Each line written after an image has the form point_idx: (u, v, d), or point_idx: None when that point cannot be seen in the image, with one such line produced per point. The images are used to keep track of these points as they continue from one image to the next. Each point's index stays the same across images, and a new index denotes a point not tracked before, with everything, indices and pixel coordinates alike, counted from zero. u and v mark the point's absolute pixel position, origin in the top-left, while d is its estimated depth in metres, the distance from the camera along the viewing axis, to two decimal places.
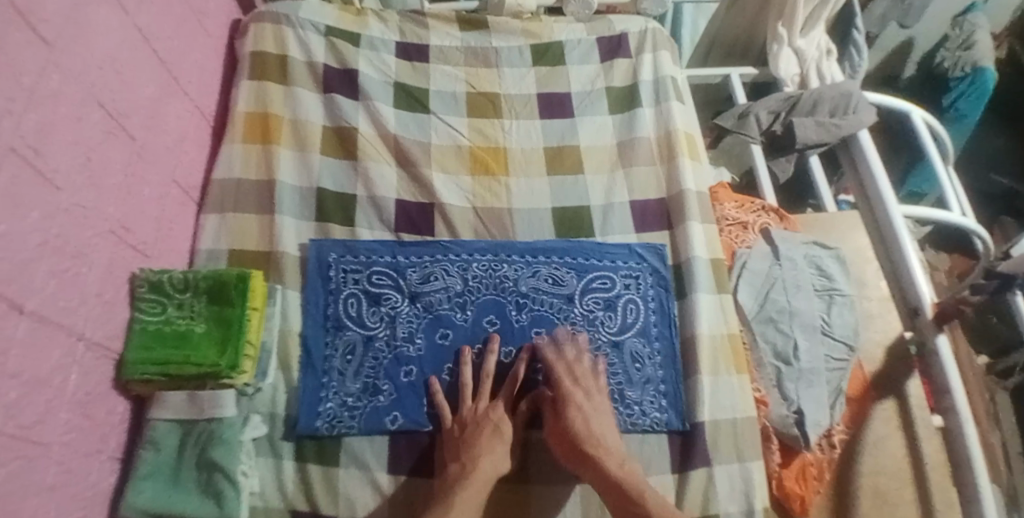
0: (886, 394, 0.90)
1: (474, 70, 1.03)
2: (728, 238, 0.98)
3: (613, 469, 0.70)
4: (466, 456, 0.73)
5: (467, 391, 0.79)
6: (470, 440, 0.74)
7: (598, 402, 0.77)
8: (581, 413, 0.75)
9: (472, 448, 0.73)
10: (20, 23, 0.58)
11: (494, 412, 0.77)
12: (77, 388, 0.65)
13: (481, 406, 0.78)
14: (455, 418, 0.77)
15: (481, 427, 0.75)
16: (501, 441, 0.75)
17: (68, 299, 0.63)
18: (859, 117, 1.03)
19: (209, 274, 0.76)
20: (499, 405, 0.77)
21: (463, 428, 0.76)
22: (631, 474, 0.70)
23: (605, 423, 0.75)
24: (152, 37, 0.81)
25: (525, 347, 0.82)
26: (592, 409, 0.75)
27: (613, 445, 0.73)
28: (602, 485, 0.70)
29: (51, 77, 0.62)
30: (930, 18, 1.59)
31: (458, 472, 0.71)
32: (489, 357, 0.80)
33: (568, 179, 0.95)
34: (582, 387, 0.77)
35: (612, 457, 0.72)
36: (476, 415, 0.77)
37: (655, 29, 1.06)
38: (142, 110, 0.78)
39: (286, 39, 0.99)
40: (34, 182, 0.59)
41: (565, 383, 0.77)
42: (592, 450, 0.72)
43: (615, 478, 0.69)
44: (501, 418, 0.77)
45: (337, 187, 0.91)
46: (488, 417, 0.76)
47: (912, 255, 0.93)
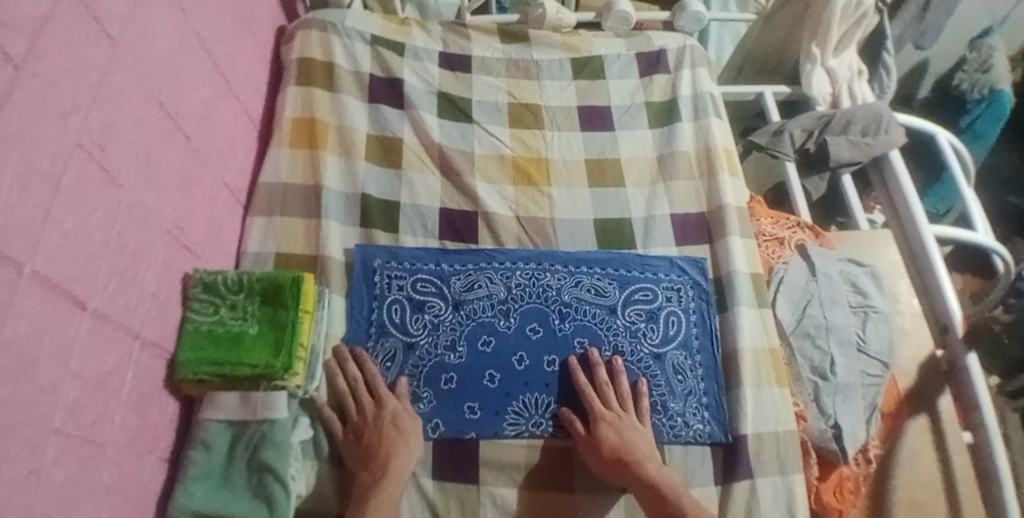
0: (919, 411, 0.91)
1: (515, 81, 1.06)
2: (765, 254, 1.00)
3: (651, 472, 0.73)
4: (374, 463, 0.72)
5: (351, 395, 0.78)
6: (370, 446, 0.73)
7: (626, 415, 0.78)
8: (612, 427, 0.76)
9: (377, 454, 0.72)
10: (87, 19, 0.58)
11: (386, 410, 0.76)
12: (132, 388, 0.65)
13: (368, 408, 0.76)
14: (348, 426, 0.76)
15: (376, 429, 0.74)
16: (401, 438, 0.74)
17: (127, 298, 0.64)
18: (890, 138, 1.05)
19: (262, 277, 0.76)
20: (385, 403, 0.76)
21: (360, 435, 0.75)
22: (669, 477, 0.73)
23: (638, 433, 0.77)
24: (207, 40, 0.82)
25: (569, 360, 0.83)
26: (623, 422, 0.77)
27: (646, 449, 0.75)
28: (640, 488, 0.72)
29: (116, 74, 0.62)
30: (945, 39, 1.57)
31: (369, 479, 0.71)
32: (349, 364, 0.79)
33: (609, 191, 0.97)
34: (611, 407, 0.78)
35: (649, 462, 0.74)
36: (367, 418, 0.76)
37: (693, 46, 1.10)
38: (196, 112, 0.79)
39: (333, 46, 1.01)
40: (100, 179, 0.59)
41: (596, 405, 0.78)
42: (627, 459, 0.74)
43: (652, 482, 0.72)
44: (394, 411, 0.76)
45: (381, 194, 0.93)
46: (380, 416, 0.75)
47: (942, 273, 0.95)
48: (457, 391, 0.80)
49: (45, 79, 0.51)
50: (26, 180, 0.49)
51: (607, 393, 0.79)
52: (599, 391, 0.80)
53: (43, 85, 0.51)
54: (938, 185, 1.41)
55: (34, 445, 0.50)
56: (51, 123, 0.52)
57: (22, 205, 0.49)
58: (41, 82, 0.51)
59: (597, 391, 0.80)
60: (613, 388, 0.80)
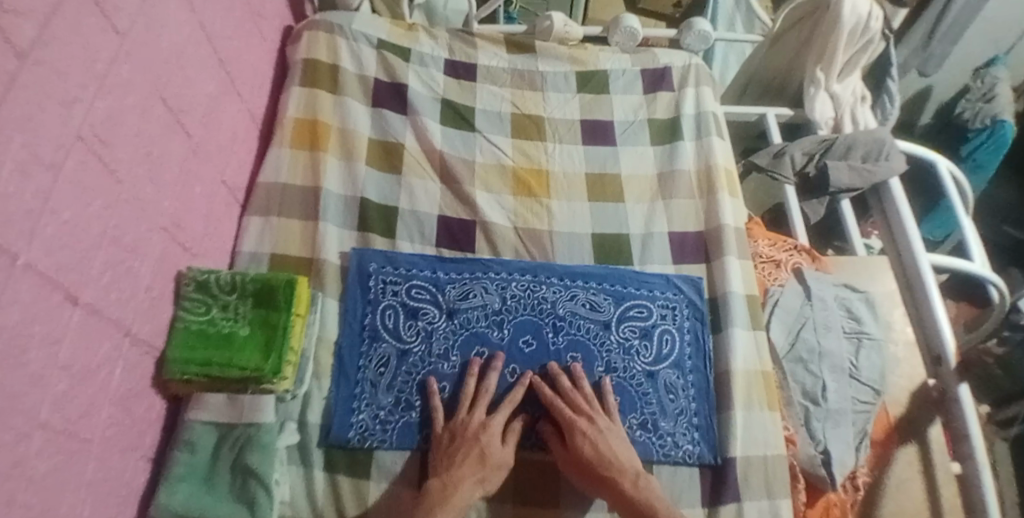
0: (909, 438, 0.91)
1: (520, 91, 1.06)
2: (761, 275, 1.00)
3: (628, 487, 0.71)
4: (446, 474, 0.71)
5: (464, 402, 0.78)
6: (454, 458, 0.72)
7: (601, 421, 0.76)
8: (589, 440, 0.74)
9: (455, 469, 0.71)
10: (95, 9, 0.57)
11: (484, 434, 0.74)
12: (121, 383, 0.64)
13: (474, 421, 0.76)
14: (445, 427, 0.76)
15: (468, 448, 0.73)
16: (483, 468, 0.72)
17: (121, 292, 0.63)
18: (890, 165, 1.06)
19: (255, 277, 0.76)
20: (490, 427, 0.75)
21: (450, 442, 0.74)
22: (648, 489, 0.71)
23: (614, 441, 0.75)
24: (214, 36, 0.82)
25: (549, 365, 0.82)
26: (596, 430, 0.75)
27: (624, 460, 0.74)
28: (619, 503, 0.71)
29: (122, 66, 0.62)
30: (950, 69, 1.61)
31: (437, 491, 0.69)
32: (491, 374, 0.80)
33: (608, 207, 0.97)
34: (585, 416, 0.77)
35: (626, 475, 0.72)
36: (467, 431, 0.75)
37: (698, 65, 1.10)
38: (201, 108, 0.79)
39: (339, 49, 1.01)
40: (99, 172, 0.59)
41: (568, 414, 0.76)
42: (606, 473, 0.73)
43: (631, 498, 0.71)
44: (490, 442, 0.74)
45: (381, 198, 0.93)
46: (480, 436, 0.74)
47: (936, 301, 0.94)
48: (451, 401, 0.80)
49: (51, 68, 0.51)
50: (26, 168, 0.49)
51: (577, 401, 0.78)
52: (570, 399, 0.79)
53: (48, 74, 0.51)
54: (936, 213, 1.41)
55: (18, 436, 0.49)
56: (54, 113, 0.52)
57: (21, 194, 0.48)
58: (46, 70, 0.50)
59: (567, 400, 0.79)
60: (581, 394, 0.79)
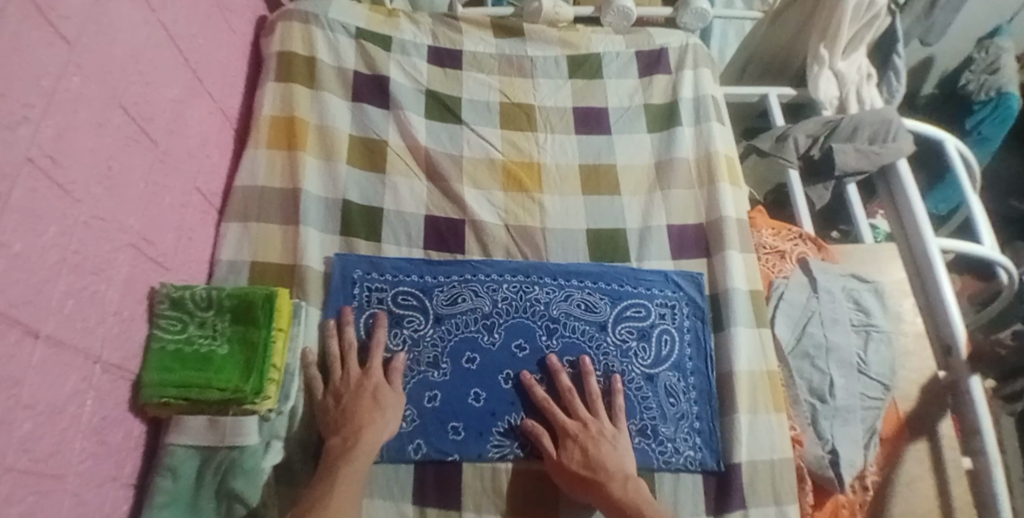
0: (919, 435, 0.88)
1: (508, 79, 1.01)
2: (765, 267, 0.96)
3: (617, 493, 0.69)
4: (345, 429, 0.70)
5: (336, 362, 0.76)
6: (345, 413, 0.72)
7: (593, 423, 0.74)
8: (578, 443, 0.73)
9: (352, 421, 0.71)
10: (40, 20, 0.52)
11: (368, 379, 0.74)
12: (94, 414, 0.61)
13: (352, 375, 0.75)
14: (326, 390, 0.75)
15: (355, 399, 0.73)
16: (380, 411, 0.72)
17: (86, 319, 0.59)
18: (898, 146, 1.01)
19: (233, 292, 0.72)
20: (370, 375, 0.75)
21: (338, 400, 0.73)
22: (636, 491, 0.69)
23: (609, 445, 0.73)
24: (178, 36, 0.76)
25: (548, 356, 0.80)
26: (590, 434, 0.73)
27: (614, 464, 0.71)
28: (606, 506, 0.69)
29: (72, 78, 0.56)
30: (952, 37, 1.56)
31: (340, 446, 0.69)
32: (331, 340, 0.78)
33: (603, 200, 0.93)
34: (577, 419, 0.75)
35: (615, 478, 0.70)
36: (349, 386, 0.74)
37: (695, 45, 1.04)
38: (166, 113, 0.73)
39: (315, 39, 0.96)
40: (53, 195, 0.54)
41: (559, 415, 0.75)
42: (593, 477, 0.70)
43: (619, 502, 0.68)
44: (375, 386, 0.74)
45: (363, 199, 0.88)
46: (362, 386, 0.74)
47: (947, 287, 0.90)
48: (442, 410, 0.77)
49: None
50: None
51: (575, 404, 0.76)
52: (566, 398, 0.77)
53: None
54: (941, 187, 1.37)
55: None
56: None
57: None
58: None
59: (562, 400, 0.77)
60: (585, 391, 0.77)
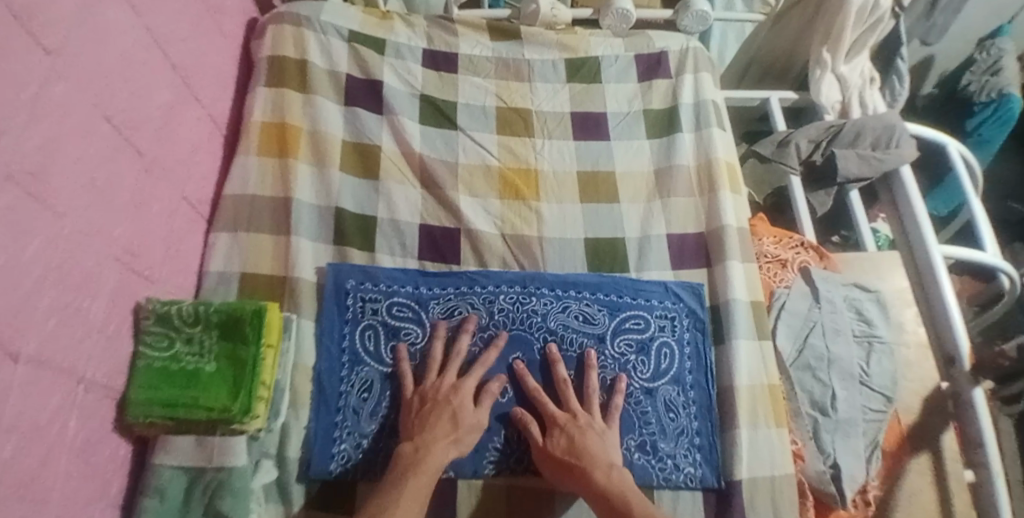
0: (921, 448, 0.87)
1: (504, 83, 0.98)
2: (766, 277, 0.95)
3: (601, 481, 0.67)
4: (420, 439, 0.69)
5: (434, 365, 0.76)
6: (425, 421, 0.70)
7: (583, 415, 0.73)
8: (566, 433, 0.71)
9: (428, 433, 0.69)
10: (16, 28, 0.48)
11: (456, 396, 0.72)
12: (78, 434, 0.58)
13: (445, 383, 0.74)
14: (416, 389, 0.74)
15: (440, 410, 0.71)
16: (455, 430, 0.70)
17: (70, 337, 0.56)
18: (901, 152, 1.00)
19: (220, 308, 0.69)
20: (462, 389, 0.73)
21: (422, 405, 0.72)
22: (622, 482, 0.67)
23: (598, 437, 0.72)
24: (165, 40, 0.73)
25: (586, 352, 0.79)
26: (578, 425, 0.72)
27: (598, 453, 0.70)
28: (590, 495, 0.67)
29: (53, 87, 0.53)
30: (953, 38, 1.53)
31: (411, 455, 0.67)
32: (435, 342, 0.77)
33: (602, 208, 0.91)
34: (566, 411, 0.74)
35: (600, 467, 0.68)
36: (439, 394, 0.73)
37: (696, 48, 1.02)
38: (154, 121, 0.71)
39: (307, 43, 0.93)
40: (35, 210, 0.51)
41: (550, 408, 0.74)
42: (577, 464, 0.69)
43: (602, 489, 0.66)
44: (463, 403, 0.72)
45: (357, 207, 0.86)
46: (452, 399, 0.72)
47: (952, 302, 0.90)
48: None
49: None
50: None
51: (568, 396, 0.75)
52: (560, 389, 0.76)
53: None
54: (941, 189, 1.35)
55: None
56: None
57: None
58: None
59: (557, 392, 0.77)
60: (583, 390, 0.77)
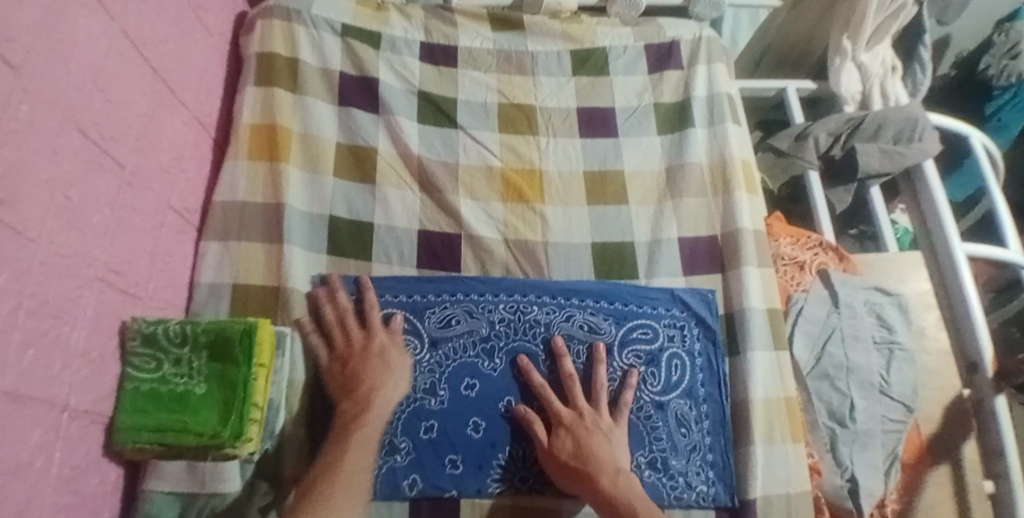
0: (941, 459, 0.83)
1: (506, 77, 0.93)
2: (783, 280, 0.90)
3: (608, 487, 0.65)
4: (356, 392, 0.69)
5: (335, 328, 0.74)
6: (355, 376, 0.70)
7: (590, 413, 0.71)
8: (572, 433, 0.69)
9: (361, 384, 0.69)
10: None
11: (371, 343, 0.72)
12: (63, 466, 0.54)
13: (356, 338, 0.73)
14: (332, 356, 0.73)
15: (362, 360, 0.71)
16: (390, 375, 0.71)
17: (50, 366, 0.52)
18: (924, 146, 0.95)
19: (209, 327, 0.66)
20: (373, 335, 0.73)
21: (345, 364, 0.72)
22: (630, 489, 0.65)
23: (605, 440, 0.69)
24: (142, 42, 0.69)
25: (594, 343, 0.77)
26: (584, 424, 0.70)
27: (606, 458, 0.67)
28: (597, 502, 0.65)
29: (20, 106, 0.48)
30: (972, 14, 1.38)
31: (352, 409, 0.68)
32: (325, 306, 0.76)
33: (609, 211, 0.87)
34: (569, 408, 0.72)
35: (605, 471, 0.66)
36: (354, 349, 0.72)
37: (710, 37, 0.97)
38: (134, 131, 0.66)
39: (298, 38, 0.88)
40: (4, 236, 0.46)
41: (555, 403, 0.72)
42: (583, 469, 0.66)
43: (609, 496, 0.64)
44: (381, 347, 0.72)
45: (352, 213, 0.83)
46: (370, 349, 0.72)
47: (970, 288, 0.87)
48: (441, 443, 0.72)
49: None
50: None
51: (574, 391, 0.72)
52: (566, 384, 0.73)
53: None
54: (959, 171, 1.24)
55: None
56: None
57: None
58: None
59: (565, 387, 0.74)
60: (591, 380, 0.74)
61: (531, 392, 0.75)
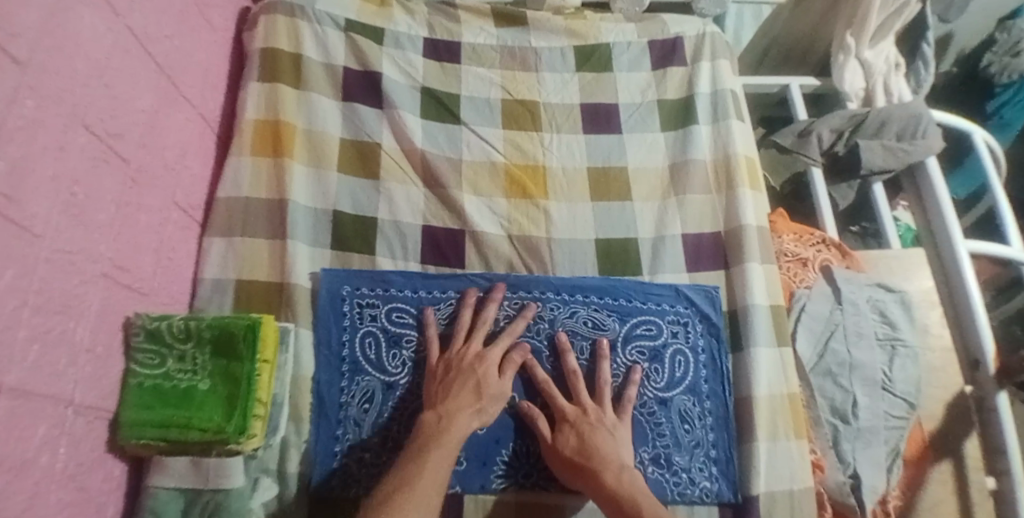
0: (944, 456, 0.83)
1: (510, 73, 0.93)
2: (786, 277, 0.91)
3: (611, 482, 0.64)
4: (444, 407, 0.67)
5: (462, 331, 0.74)
6: (450, 389, 0.69)
7: (593, 409, 0.71)
8: (575, 429, 0.69)
9: (452, 401, 0.68)
10: None
11: (481, 364, 0.71)
12: (68, 462, 0.54)
13: (471, 351, 0.72)
14: (440, 358, 0.73)
15: (464, 378, 0.70)
16: (483, 400, 0.69)
17: (54, 363, 0.52)
18: (928, 143, 0.94)
19: (213, 322, 0.66)
20: (486, 358, 0.71)
21: (446, 373, 0.71)
22: (633, 485, 0.64)
23: (610, 436, 0.69)
24: (147, 38, 0.68)
25: (598, 340, 0.77)
26: (588, 420, 0.70)
27: (609, 453, 0.67)
28: (601, 498, 0.65)
29: (25, 102, 0.48)
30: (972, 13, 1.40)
31: (433, 424, 0.66)
32: (466, 311, 0.76)
33: (613, 207, 0.87)
34: (573, 404, 0.72)
35: (609, 467, 0.66)
36: (463, 362, 0.71)
37: (714, 33, 0.97)
38: (138, 127, 0.66)
39: (301, 34, 0.88)
40: (9, 233, 0.46)
41: (558, 399, 0.72)
42: (587, 465, 0.66)
43: (612, 492, 0.64)
44: (488, 372, 0.70)
45: (356, 209, 0.82)
46: (475, 368, 0.70)
47: (975, 296, 0.87)
48: None
49: None
50: None
51: (578, 387, 0.73)
52: (570, 380, 0.74)
53: None
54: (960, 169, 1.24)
55: None
56: None
57: None
58: None
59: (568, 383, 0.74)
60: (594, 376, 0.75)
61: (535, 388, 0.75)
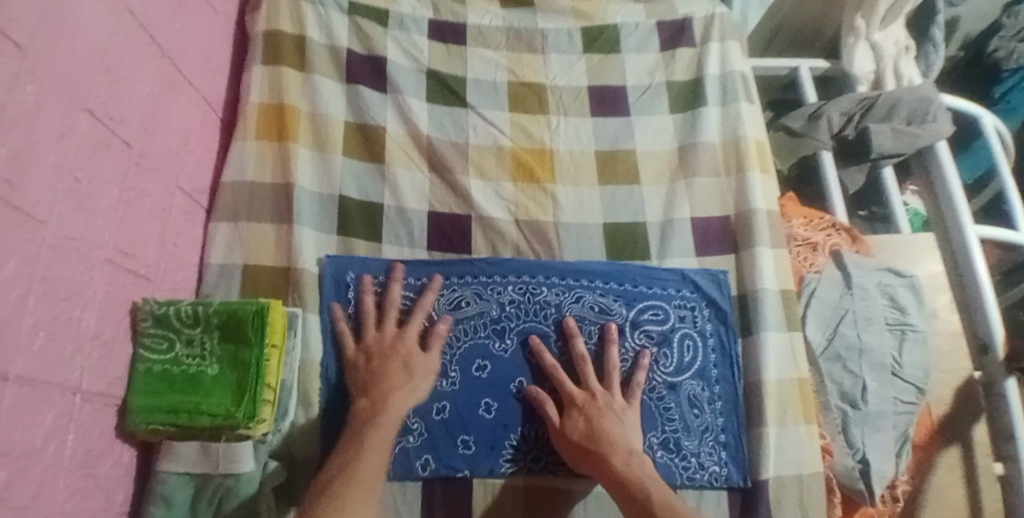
0: (952, 441, 0.83)
1: (517, 55, 0.92)
2: (796, 261, 0.89)
3: (620, 467, 0.65)
4: (375, 392, 0.67)
5: (370, 319, 0.74)
6: (374, 374, 0.69)
7: (602, 393, 0.70)
8: (583, 414, 0.69)
9: (383, 385, 0.68)
10: None
11: (403, 344, 0.71)
12: (76, 449, 0.54)
13: (387, 333, 0.72)
14: (359, 347, 0.72)
15: (388, 360, 0.70)
16: (410, 378, 0.69)
17: (61, 351, 0.51)
18: (937, 127, 0.93)
19: (220, 308, 0.65)
20: (406, 337, 0.72)
21: (369, 360, 0.71)
22: (642, 469, 0.64)
23: (618, 421, 0.69)
24: (147, 21, 0.67)
25: (606, 324, 0.76)
26: (596, 405, 0.70)
27: (618, 437, 0.67)
28: (610, 483, 0.64)
29: (26, 86, 0.47)
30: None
31: (368, 410, 0.66)
32: (365, 296, 0.75)
33: (621, 191, 0.86)
34: (580, 389, 0.71)
35: (618, 452, 0.66)
36: (382, 346, 0.71)
37: (723, 14, 0.95)
38: (140, 112, 0.65)
39: (304, 15, 0.87)
40: (13, 220, 0.45)
41: (565, 383, 0.71)
42: (596, 449, 0.66)
43: (621, 476, 0.64)
44: (409, 350, 0.71)
45: (362, 194, 0.82)
46: (394, 350, 0.71)
47: (985, 283, 0.86)
48: (453, 423, 0.72)
49: None
50: None
51: (585, 371, 0.72)
52: (577, 366, 0.73)
53: None
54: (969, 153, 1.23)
55: None
56: None
57: None
58: None
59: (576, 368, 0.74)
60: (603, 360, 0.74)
61: (541, 373, 0.75)
